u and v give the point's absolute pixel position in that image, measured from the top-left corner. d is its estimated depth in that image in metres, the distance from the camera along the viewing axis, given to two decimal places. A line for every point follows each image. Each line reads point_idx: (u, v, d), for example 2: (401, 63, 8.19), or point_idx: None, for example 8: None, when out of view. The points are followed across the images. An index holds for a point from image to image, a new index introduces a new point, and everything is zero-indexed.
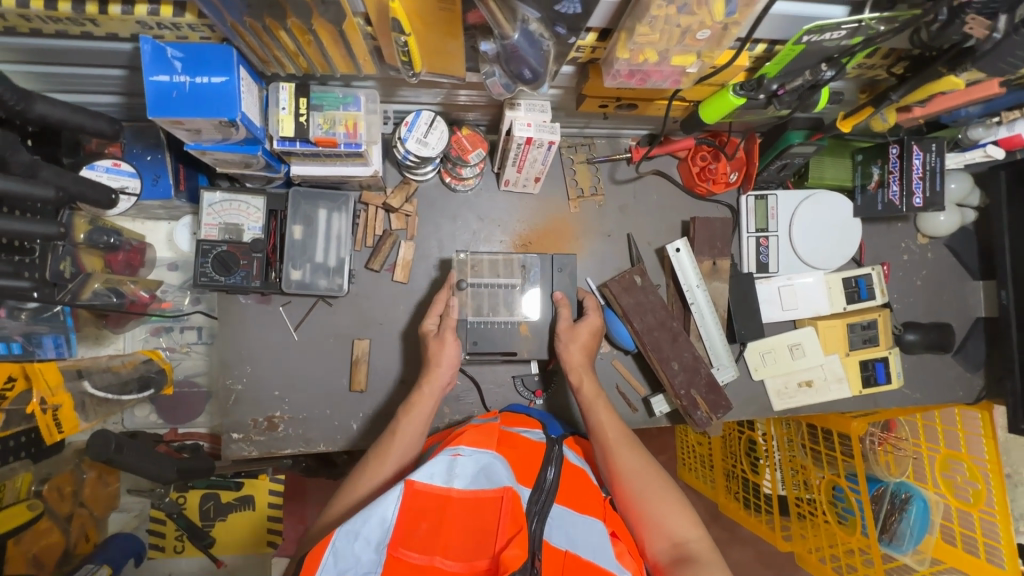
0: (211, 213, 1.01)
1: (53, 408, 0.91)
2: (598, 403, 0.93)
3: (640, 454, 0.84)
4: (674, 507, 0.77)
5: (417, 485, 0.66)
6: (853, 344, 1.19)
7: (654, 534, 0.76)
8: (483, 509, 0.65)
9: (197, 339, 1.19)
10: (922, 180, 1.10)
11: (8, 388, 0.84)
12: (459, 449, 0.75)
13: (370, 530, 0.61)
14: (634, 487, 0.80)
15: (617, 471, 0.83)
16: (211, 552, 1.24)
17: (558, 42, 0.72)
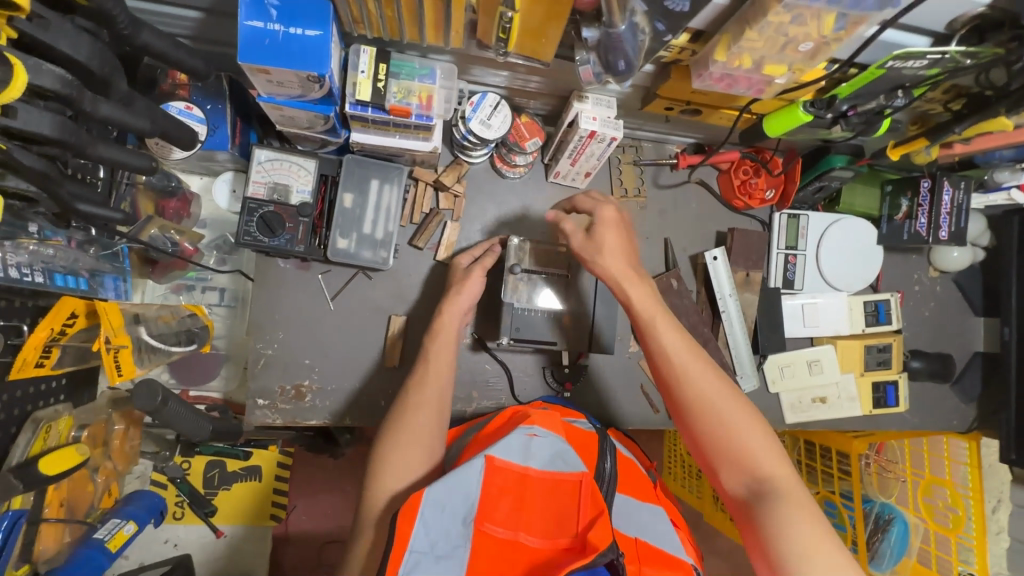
0: (261, 171, 0.98)
1: (118, 349, 0.71)
2: (661, 328, 0.85)
3: (715, 386, 0.80)
4: (756, 443, 0.75)
5: (498, 463, 0.74)
6: (869, 365, 1.24)
7: (730, 470, 0.76)
8: (561, 491, 0.73)
9: (220, 301, 1.15)
10: (949, 216, 1.16)
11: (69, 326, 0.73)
12: (533, 430, 0.82)
13: (456, 505, 0.69)
14: (708, 421, 0.78)
15: (690, 404, 0.80)
16: (212, 521, 1.20)
17: (654, 38, 0.73)
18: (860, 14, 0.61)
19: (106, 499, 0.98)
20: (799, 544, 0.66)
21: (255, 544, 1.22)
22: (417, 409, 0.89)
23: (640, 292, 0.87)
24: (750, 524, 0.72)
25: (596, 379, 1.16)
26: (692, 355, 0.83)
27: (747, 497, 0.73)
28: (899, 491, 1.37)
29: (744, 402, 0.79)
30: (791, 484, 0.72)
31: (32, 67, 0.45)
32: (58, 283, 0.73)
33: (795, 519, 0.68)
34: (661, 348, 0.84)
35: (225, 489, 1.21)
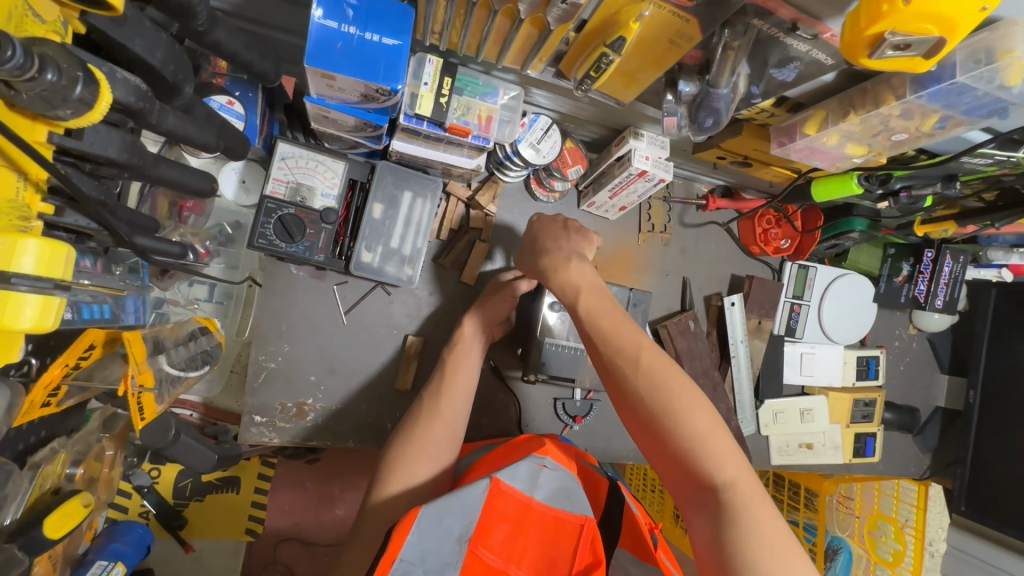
0: (283, 168, 0.88)
1: (142, 390, 0.56)
2: (592, 311, 0.76)
3: (653, 371, 0.69)
4: (706, 439, 0.65)
5: (502, 487, 0.70)
6: (854, 418, 1.31)
7: (678, 471, 0.66)
8: (560, 531, 0.69)
9: (208, 297, 1.00)
10: (947, 286, 1.24)
11: (83, 360, 0.52)
12: (545, 460, 0.76)
13: (453, 521, 0.66)
14: (650, 414, 0.68)
15: (628, 392, 0.70)
16: (180, 535, 1.09)
17: (743, 100, 0.70)
18: (966, 119, 0.61)
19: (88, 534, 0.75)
20: (755, 559, 0.57)
21: (227, 558, 1.13)
22: (432, 419, 0.85)
23: (571, 275, 0.80)
24: (702, 533, 0.62)
25: (604, 413, 1.16)
26: (629, 336, 0.73)
27: (698, 503, 0.64)
28: (848, 525, 1.48)
29: (689, 388, 0.68)
30: (746, 485, 0.62)
31: (106, 76, 0.37)
32: (86, 317, 0.48)
33: (751, 532, 0.58)
34: (594, 329, 0.75)
35: (196, 501, 1.10)
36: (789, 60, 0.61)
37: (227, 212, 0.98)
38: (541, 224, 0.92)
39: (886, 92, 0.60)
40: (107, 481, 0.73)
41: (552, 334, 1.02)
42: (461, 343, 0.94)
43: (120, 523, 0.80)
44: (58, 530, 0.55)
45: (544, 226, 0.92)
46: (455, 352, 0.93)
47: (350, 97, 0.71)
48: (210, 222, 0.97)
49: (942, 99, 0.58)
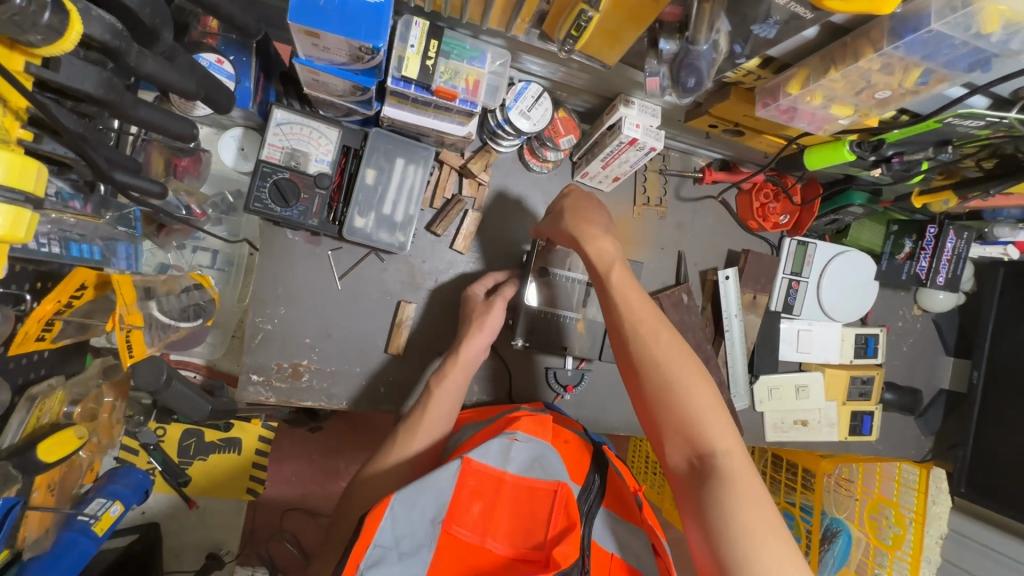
0: (278, 134, 0.91)
1: (130, 330, 0.58)
2: (620, 281, 0.77)
3: (669, 347, 0.71)
4: (712, 415, 0.66)
5: (474, 466, 0.73)
6: (851, 396, 1.30)
7: (676, 442, 0.67)
8: (535, 497, 0.72)
9: (210, 264, 1.04)
10: (949, 263, 1.22)
11: (75, 299, 0.55)
12: (515, 434, 0.79)
13: (426, 504, 0.69)
14: (657, 384, 0.69)
15: (641, 363, 0.71)
16: (184, 491, 1.14)
17: (726, 59, 0.70)
18: (947, 73, 0.60)
19: (88, 475, 0.80)
20: (746, 532, 0.58)
21: (228, 516, 1.18)
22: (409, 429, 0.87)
23: (602, 247, 0.80)
24: (692, 503, 0.63)
25: (595, 383, 1.17)
26: (647, 311, 0.74)
27: (693, 474, 0.65)
28: (847, 506, 1.46)
29: (699, 365, 0.70)
30: (742, 460, 0.64)
31: (81, 13, 0.39)
32: (74, 254, 0.56)
33: (742, 501, 0.60)
34: (616, 298, 0.76)
35: (200, 460, 1.15)
36: (768, 16, 0.61)
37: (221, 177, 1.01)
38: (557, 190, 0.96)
39: (865, 45, 0.59)
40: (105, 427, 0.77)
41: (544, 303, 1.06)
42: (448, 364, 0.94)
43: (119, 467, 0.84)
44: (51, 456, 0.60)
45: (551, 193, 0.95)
46: (442, 369, 0.93)
47: (337, 57, 0.73)
48: (212, 190, 1.01)
49: (921, 50, 0.57)
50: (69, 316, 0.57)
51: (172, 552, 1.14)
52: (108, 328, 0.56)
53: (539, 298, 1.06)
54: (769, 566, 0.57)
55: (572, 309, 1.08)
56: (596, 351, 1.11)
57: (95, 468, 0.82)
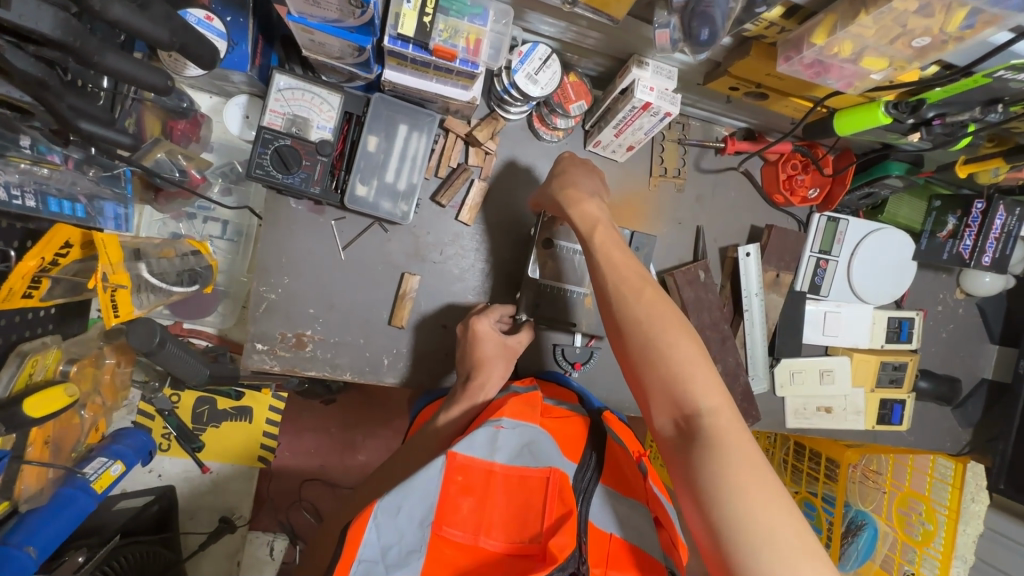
0: (279, 99, 0.89)
1: (116, 287, 0.62)
2: (602, 246, 0.78)
3: (652, 305, 0.70)
4: (696, 370, 0.65)
5: (460, 459, 0.72)
6: (880, 382, 1.22)
7: (662, 404, 0.66)
8: (528, 486, 0.71)
9: (221, 234, 1.08)
10: (997, 241, 1.10)
11: (61, 256, 0.64)
12: (501, 421, 0.77)
13: (412, 507, 0.67)
14: (640, 344, 0.68)
15: (624, 324, 0.71)
16: (198, 457, 1.16)
17: (746, 7, 0.64)
18: (997, 14, 0.53)
19: (94, 435, 0.91)
20: (733, 486, 0.57)
21: (240, 482, 1.21)
22: (422, 436, 0.90)
23: (585, 210, 0.83)
24: (680, 462, 0.63)
25: (605, 361, 1.13)
26: (631, 274, 0.74)
27: (680, 433, 0.64)
28: (874, 499, 1.39)
29: (681, 323, 0.69)
30: (728, 417, 0.62)
31: None
32: (52, 208, 0.68)
33: (729, 456, 0.59)
34: (600, 264, 0.77)
35: (214, 427, 1.17)
36: None
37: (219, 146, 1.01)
38: (564, 160, 0.93)
39: None
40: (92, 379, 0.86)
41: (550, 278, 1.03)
42: (461, 395, 0.91)
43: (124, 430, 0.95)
44: (39, 409, 0.68)
45: (564, 164, 0.92)
46: (456, 394, 0.93)
47: (330, 12, 0.71)
48: (222, 160, 1.03)
49: None
50: (54, 275, 0.65)
51: (187, 514, 1.17)
52: (92, 286, 0.61)
53: (540, 271, 1.03)
54: (758, 518, 0.55)
55: (579, 283, 1.05)
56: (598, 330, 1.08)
57: (101, 430, 0.93)
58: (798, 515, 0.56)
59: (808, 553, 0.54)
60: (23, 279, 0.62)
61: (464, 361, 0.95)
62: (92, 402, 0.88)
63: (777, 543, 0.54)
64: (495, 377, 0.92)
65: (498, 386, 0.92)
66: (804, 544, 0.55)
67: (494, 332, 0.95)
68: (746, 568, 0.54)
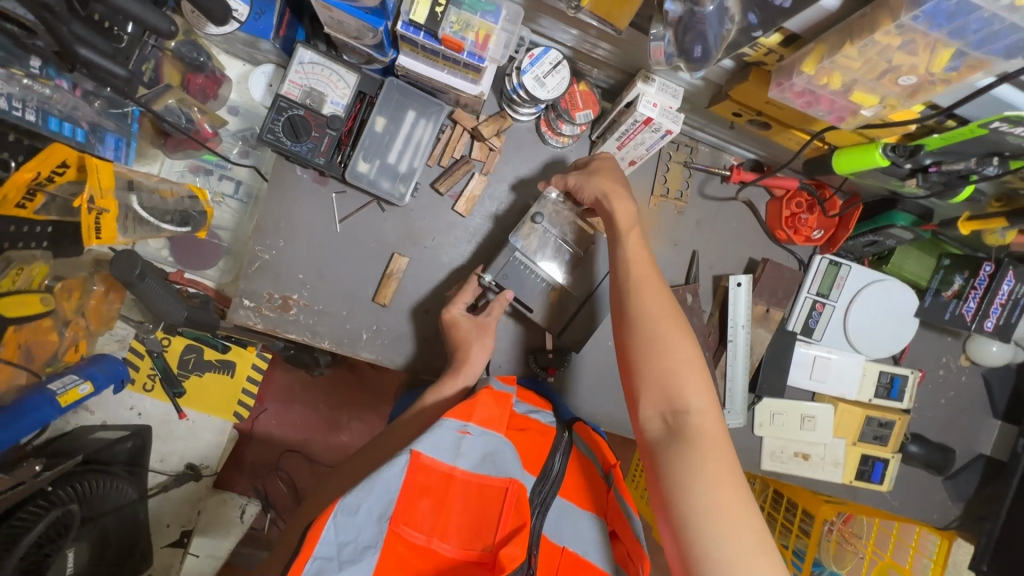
0: (299, 72, 0.94)
1: (99, 211, 0.73)
2: (629, 245, 0.84)
3: (662, 306, 0.77)
4: (691, 372, 0.71)
5: (423, 461, 0.69)
6: (863, 436, 1.18)
7: (652, 397, 0.71)
8: (486, 496, 0.70)
9: (233, 194, 1.13)
10: (1002, 307, 1.08)
11: (58, 173, 0.74)
12: (469, 426, 0.75)
13: (373, 504, 0.65)
14: (644, 339, 0.74)
15: (632, 319, 0.77)
16: (178, 402, 1.20)
17: (742, 31, 0.66)
18: (982, 57, 0.54)
19: (72, 354, 1.00)
20: (705, 480, 0.63)
21: (213, 434, 1.23)
22: (400, 425, 0.89)
23: (629, 205, 0.87)
24: (659, 452, 0.68)
25: (584, 372, 1.10)
26: (648, 275, 0.81)
27: (665, 425, 0.69)
28: (852, 564, 1.34)
29: (685, 328, 0.75)
30: (712, 419, 0.68)
31: None
32: (50, 126, 0.78)
33: (707, 453, 0.65)
34: (623, 262, 0.83)
35: (197, 375, 1.21)
36: None
37: (241, 111, 1.07)
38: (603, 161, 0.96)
39: (884, 15, 0.53)
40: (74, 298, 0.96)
41: (529, 253, 1.00)
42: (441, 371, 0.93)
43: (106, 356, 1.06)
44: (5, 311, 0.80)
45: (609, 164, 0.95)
46: (444, 377, 0.93)
47: None
48: (242, 125, 1.09)
49: (946, 23, 0.51)
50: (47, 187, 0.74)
51: (159, 455, 1.20)
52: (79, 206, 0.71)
53: (524, 241, 1.00)
54: (724, 511, 0.61)
55: (550, 275, 1.01)
56: (573, 306, 1.03)
57: (83, 351, 1.03)
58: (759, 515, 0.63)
59: (762, 549, 0.61)
60: (18, 189, 0.72)
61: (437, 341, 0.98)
62: (75, 322, 0.99)
63: (735, 536, 0.60)
64: (472, 349, 0.94)
65: (483, 357, 0.94)
66: (758, 543, 0.60)
67: (464, 315, 0.98)
68: (704, 555, 0.60)
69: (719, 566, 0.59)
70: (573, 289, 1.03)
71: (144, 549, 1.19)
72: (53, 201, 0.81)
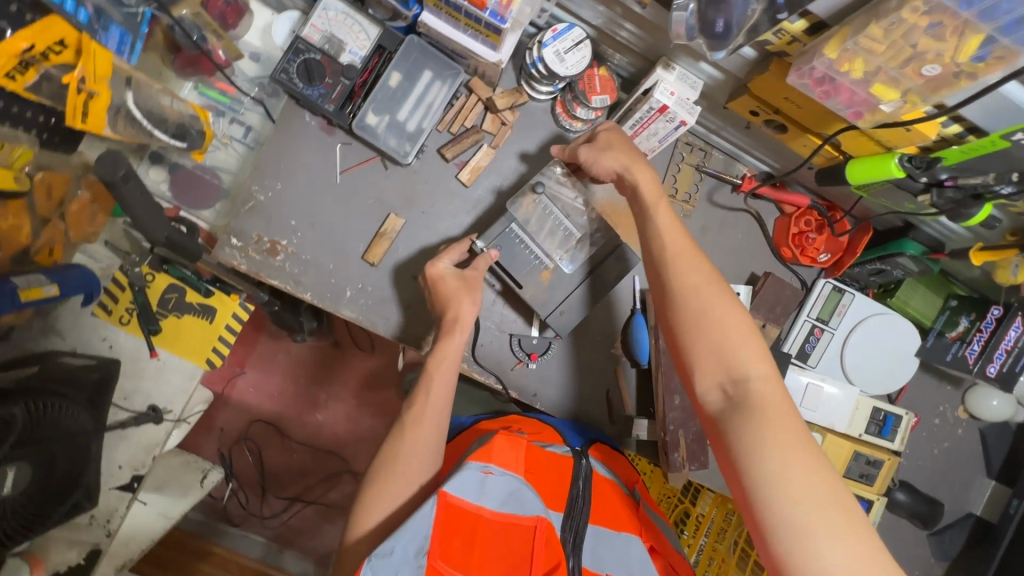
0: (323, 18, 0.95)
1: (89, 93, 0.77)
2: (664, 217, 0.84)
3: (703, 278, 0.77)
4: (740, 341, 0.72)
5: (451, 501, 0.71)
6: (849, 472, 1.12)
7: (706, 372, 0.72)
8: (515, 533, 0.71)
9: (242, 138, 1.12)
10: (1006, 353, 1.04)
11: (54, 51, 0.74)
12: (490, 465, 0.75)
13: (405, 543, 0.67)
14: (691, 316, 0.75)
15: (675, 297, 0.77)
16: (151, 339, 1.16)
17: (767, 11, 0.64)
18: (1011, 46, 0.54)
19: (45, 256, 1.02)
20: (772, 443, 0.65)
21: (181, 378, 1.20)
22: (412, 430, 0.85)
23: (648, 180, 0.87)
24: (723, 422, 0.69)
25: (566, 362, 1.07)
26: (686, 247, 0.81)
27: (725, 397, 0.71)
28: None
29: (729, 298, 0.76)
30: (768, 384, 0.70)
31: None
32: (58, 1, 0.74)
33: (769, 418, 0.66)
34: (656, 237, 0.83)
35: (176, 316, 1.17)
36: None
37: (260, 57, 1.08)
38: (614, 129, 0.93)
39: None
40: (56, 195, 0.98)
41: (525, 224, 0.98)
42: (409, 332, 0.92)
43: (77, 267, 1.08)
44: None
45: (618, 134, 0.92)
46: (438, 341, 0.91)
47: None
48: (259, 76, 1.09)
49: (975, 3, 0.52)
50: (43, 67, 0.75)
51: (122, 393, 1.17)
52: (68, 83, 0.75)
53: (522, 210, 0.99)
54: (796, 470, 0.63)
55: (545, 252, 0.99)
56: (584, 269, 1.00)
57: (55, 257, 1.05)
58: (830, 470, 0.64)
59: (840, 498, 0.62)
60: (10, 57, 0.69)
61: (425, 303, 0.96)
62: (54, 223, 1.01)
63: (812, 493, 0.62)
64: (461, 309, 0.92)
65: (472, 312, 0.92)
66: (832, 499, 0.62)
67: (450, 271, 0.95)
68: (778, 518, 0.62)
69: (795, 526, 0.61)
70: (569, 267, 1.00)
71: (88, 484, 1.11)
72: (48, 83, 0.78)
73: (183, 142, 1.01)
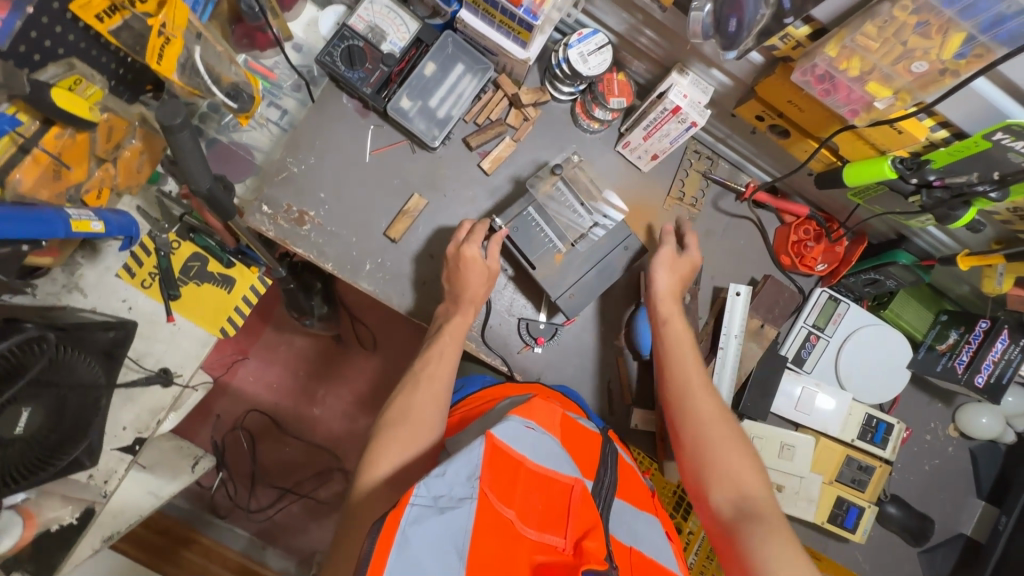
0: (368, 10, 1.03)
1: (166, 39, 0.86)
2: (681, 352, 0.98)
3: (715, 408, 0.92)
4: (746, 464, 0.86)
5: (498, 441, 0.64)
6: (840, 476, 1.16)
7: (719, 488, 0.84)
8: (553, 489, 0.64)
9: (277, 120, 1.18)
10: (994, 364, 1.07)
11: None
12: (530, 421, 0.70)
13: (459, 467, 0.60)
14: (707, 440, 0.88)
15: (693, 423, 0.91)
16: (169, 304, 1.19)
17: (774, 17, 0.73)
18: (987, 43, 0.62)
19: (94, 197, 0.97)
20: (779, 553, 0.76)
21: (194, 344, 1.22)
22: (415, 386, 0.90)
23: (669, 312, 1.01)
24: (734, 533, 0.80)
25: (569, 349, 1.11)
26: (700, 381, 0.95)
27: (735, 512, 0.82)
28: None
29: (736, 429, 0.90)
30: (770, 504, 0.82)
31: None
32: None
33: (775, 532, 0.78)
34: (674, 371, 0.97)
35: (195, 284, 1.21)
36: None
37: (303, 47, 1.16)
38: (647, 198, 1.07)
39: None
40: (114, 135, 0.94)
41: (542, 210, 1.05)
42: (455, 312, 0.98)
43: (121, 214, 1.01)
44: (61, 102, 0.82)
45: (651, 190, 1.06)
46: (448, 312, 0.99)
47: None
48: (302, 65, 1.17)
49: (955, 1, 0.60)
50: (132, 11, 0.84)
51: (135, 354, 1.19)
52: (150, 26, 0.85)
53: (541, 189, 1.07)
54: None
55: (558, 236, 1.04)
56: (594, 256, 1.05)
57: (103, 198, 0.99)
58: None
59: None
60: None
61: (450, 283, 0.99)
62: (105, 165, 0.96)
63: None
64: (483, 293, 0.98)
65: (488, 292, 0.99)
66: None
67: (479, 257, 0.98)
68: None
69: None
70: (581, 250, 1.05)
71: (92, 441, 1.09)
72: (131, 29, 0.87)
73: (234, 102, 1.04)
